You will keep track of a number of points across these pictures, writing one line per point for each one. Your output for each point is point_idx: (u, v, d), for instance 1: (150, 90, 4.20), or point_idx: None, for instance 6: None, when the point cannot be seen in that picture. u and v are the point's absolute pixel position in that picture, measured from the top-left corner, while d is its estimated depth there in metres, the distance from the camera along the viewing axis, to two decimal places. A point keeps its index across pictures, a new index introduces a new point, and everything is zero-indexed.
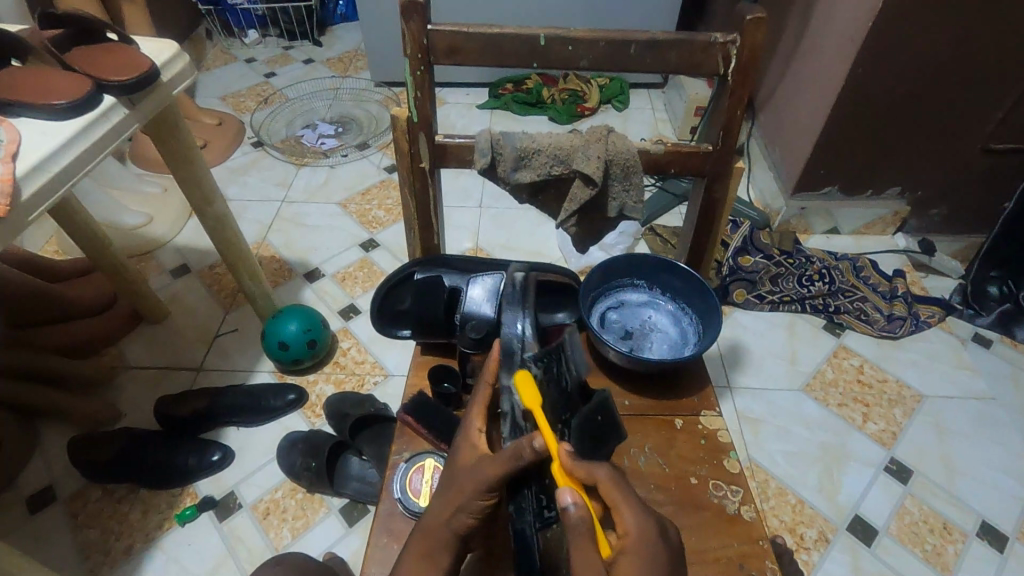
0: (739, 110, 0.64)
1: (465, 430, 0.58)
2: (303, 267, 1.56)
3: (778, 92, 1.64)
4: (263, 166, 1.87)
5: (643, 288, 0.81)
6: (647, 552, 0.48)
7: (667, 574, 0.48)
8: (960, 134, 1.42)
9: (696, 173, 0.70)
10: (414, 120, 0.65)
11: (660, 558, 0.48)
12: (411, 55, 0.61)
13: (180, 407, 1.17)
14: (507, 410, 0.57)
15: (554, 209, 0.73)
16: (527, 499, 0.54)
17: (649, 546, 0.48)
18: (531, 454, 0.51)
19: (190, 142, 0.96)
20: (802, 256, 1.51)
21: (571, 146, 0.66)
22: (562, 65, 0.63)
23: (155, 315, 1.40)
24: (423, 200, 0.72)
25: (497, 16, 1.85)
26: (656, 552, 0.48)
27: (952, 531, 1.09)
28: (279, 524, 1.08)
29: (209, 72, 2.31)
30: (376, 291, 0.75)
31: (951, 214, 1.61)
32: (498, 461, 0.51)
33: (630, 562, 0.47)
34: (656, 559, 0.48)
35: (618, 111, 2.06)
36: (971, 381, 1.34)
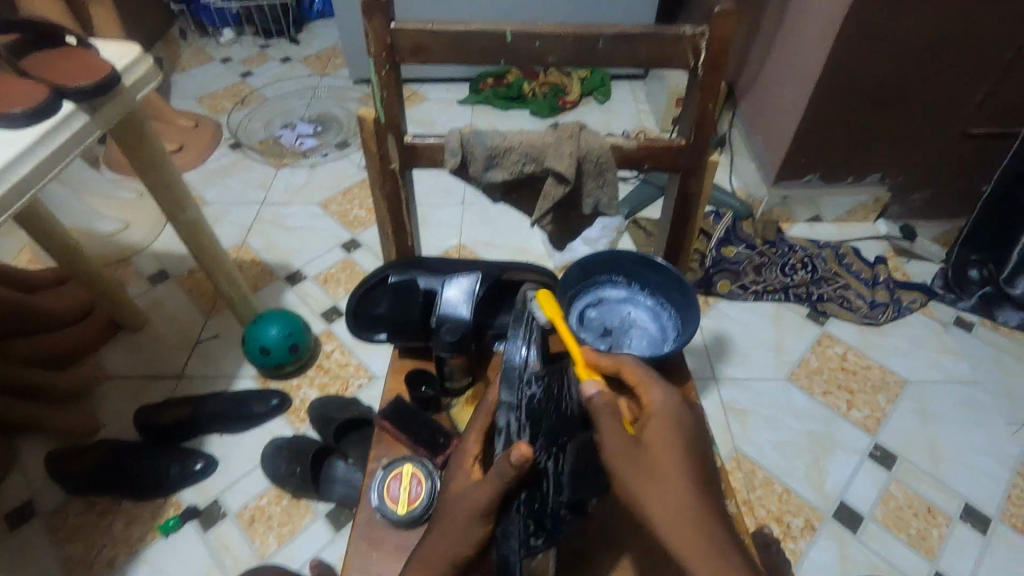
0: (711, 103, 0.63)
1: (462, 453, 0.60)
2: (284, 269, 1.54)
3: (758, 81, 1.64)
4: (242, 167, 1.84)
5: (622, 284, 0.80)
6: (671, 419, 0.56)
7: (693, 442, 0.55)
8: (938, 120, 1.42)
9: (670, 167, 0.69)
10: (383, 121, 0.64)
11: (684, 424, 0.56)
12: (376, 54, 0.60)
13: (159, 416, 1.16)
14: (503, 426, 0.59)
15: (529, 207, 0.72)
16: (516, 524, 0.54)
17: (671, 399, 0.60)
18: (512, 470, 0.51)
19: (159, 147, 0.94)
20: (785, 245, 1.50)
21: (543, 144, 0.65)
22: (530, 61, 0.62)
23: (134, 322, 1.37)
24: (395, 202, 0.71)
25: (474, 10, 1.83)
26: (676, 417, 0.56)
27: (936, 514, 1.10)
28: (265, 531, 1.07)
29: (184, 72, 2.26)
30: (351, 295, 0.73)
31: (931, 199, 1.62)
32: (489, 483, 0.53)
33: (655, 428, 0.55)
34: (681, 427, 0.56)
35: (599, 103, 2.05)
36: (953, 365, 1.35)
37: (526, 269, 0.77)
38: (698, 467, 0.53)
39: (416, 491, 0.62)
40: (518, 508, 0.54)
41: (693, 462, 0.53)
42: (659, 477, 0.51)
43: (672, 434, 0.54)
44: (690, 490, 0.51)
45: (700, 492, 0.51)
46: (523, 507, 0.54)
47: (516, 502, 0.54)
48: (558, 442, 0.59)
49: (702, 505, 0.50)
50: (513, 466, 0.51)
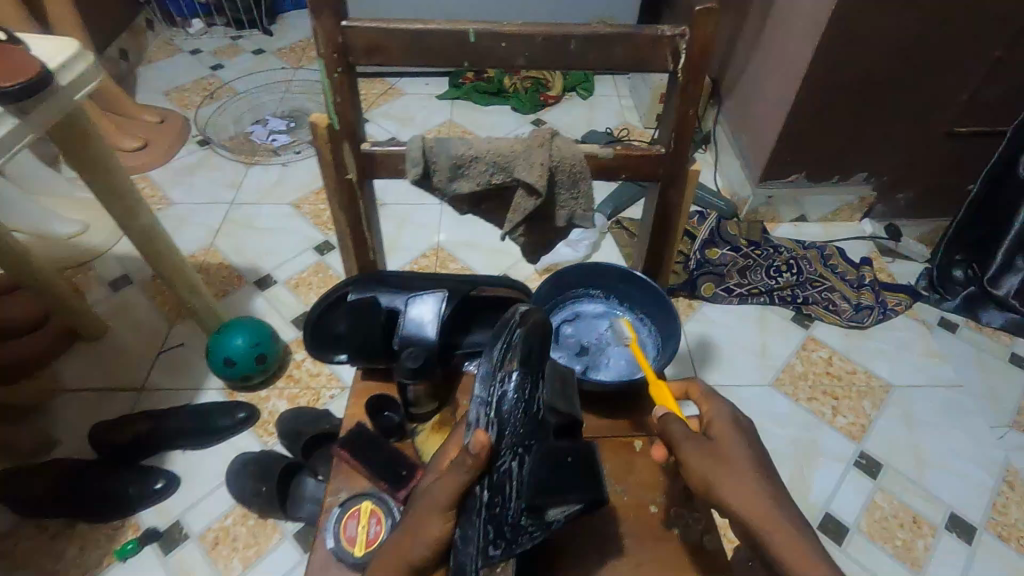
0: (692, 109, 0.59)
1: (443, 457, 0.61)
2: (254, 273, 1.48)
3: (743, 77, 1.60)
4: (211, 166, 1.77)
5: (600, 297, 0.77)
6: (737, 426, 0.56)
7: (757, 446, 0.55)
8: (924, 119, 1.39)
9: (649, 177, 0.65)
10: (337, 128, 0.59)
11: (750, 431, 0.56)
12: (326, 55, 0.54)
13: (114, 434, 1.09)
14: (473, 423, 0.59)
15: (499, 219, 0.67)
16: (475, 526, 0.54)
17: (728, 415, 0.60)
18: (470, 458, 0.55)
19: (104, 151, 0.87)
20: (770, 246, 1.48)
21: (511, 152, 0.60)
22: (496, 63, 0.57)
23: (92, 332, 1.31)
24: (354, 213, 0.66)
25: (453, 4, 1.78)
26: (737, 422, 0.57)
27: (921, 524, 1.08)
28: (229, 554, 1.02)
29: (150, 64, 2.17)
30: (307, 314, 0.68)
31: (917, 198, 1.60)
32: (449, 476, 0.56)
33: (720, 428, 0.56)
34: (745, 431, 0.56)
35: (582, 99, 2.00)
36: (938, 368, 1.33)
37: (497, 283, 0.72)
38: (762, 466, 0.54)
39: (375, 531, 0.58)
40: (478, 510, 0.55)
41: (758, 461, 0.54)
42: (727, 466, 0.52)
43: (736, 435, 0.55)
44: (760, 482, 0.51)
45: (769, 486, 0.51)
46: (482, 509, 0.54)
47: (475, 502, 0.55)
48: (525, 445, 0.56)
49: (772, 495, 0.50)
50: (471, 455, 0.55)
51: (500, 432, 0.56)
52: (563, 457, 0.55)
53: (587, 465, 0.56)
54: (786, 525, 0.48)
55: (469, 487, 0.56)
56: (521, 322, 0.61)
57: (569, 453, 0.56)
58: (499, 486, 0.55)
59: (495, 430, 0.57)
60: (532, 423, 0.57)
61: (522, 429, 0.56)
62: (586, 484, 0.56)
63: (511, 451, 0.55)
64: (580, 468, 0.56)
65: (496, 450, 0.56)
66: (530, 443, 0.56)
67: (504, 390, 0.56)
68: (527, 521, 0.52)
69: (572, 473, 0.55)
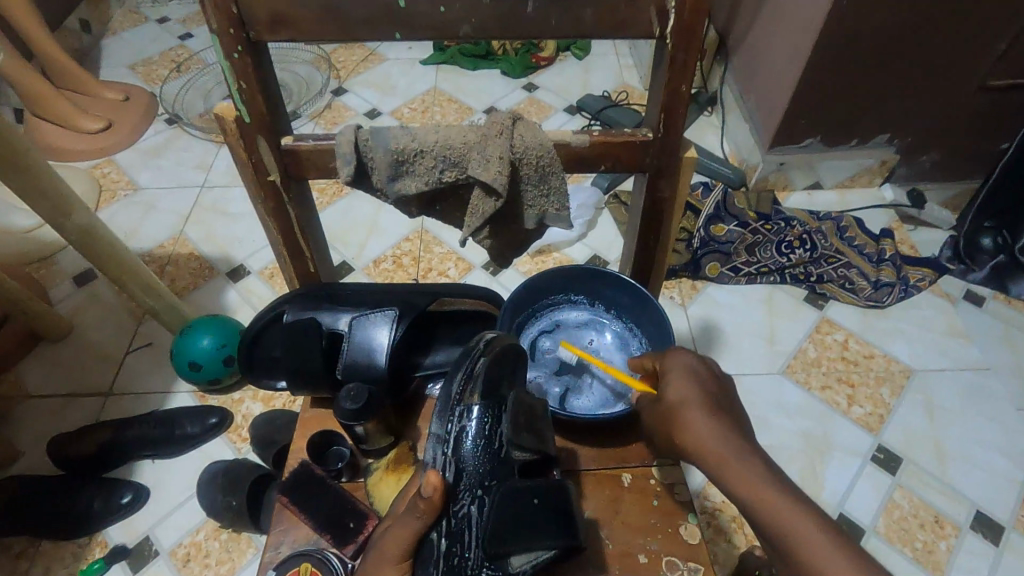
0: (684, 85, 0.47)
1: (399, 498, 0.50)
2: (226, 264, 1.38)
3: (753, 30, 1.44)
4: (179, 146, 1.65)
5: (583, 304, 0.67)
6: (691, 374, 0.50)
7: (717, 387, 0.50)
8: (956, 73, 1.25)
9: (633, 167, 0.54)
10: (248, 121, 0.48)
11: (706, 373, 0.51)
12: (220, 31, 0.43)
13: (76, 446, 1.02)
14: (427, 461, 0.47)
15: (457, 221, 0.56)
16: None
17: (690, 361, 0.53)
18: (424, 505, 0.44)
19: (20, 145, 0.77)
20: (781, 219, 1.34)
21: (463, 143, 0.49)
22: (436, 33, 0.45)
23: (55, 333, 1.23)
24: (286, 219, 0.56)
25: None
26: (697, 368, 0.51)
27: (944, 524, 1.00)
28: (201, 571, 0.96)
29: (115, 36, 2.03)
30: (241, 335, 0.59)
31: (943, 160, 1.46)
32: (400, 524, 0.45)
33: (674, 380, 0.50)
34: (700, 374, 0.51)
35: (577, 59, 1.84)
36: (965, 350, 1.22)
37: (461, 294, 0.63)
38: (718, 405, 0.49)
39: None
40: (434, 564, 0.45)
41: (713, 403, 0.49)
42: (683, 420, 0.48)
43: (692, 385, 0.49)
44: (717, 426, 0.47)
45: (731, 426, 0.47)
46: (440, 561, 0.45)
47: (432, 552, 0.45)
48: (486, 486, 0.47)
49: (730, 435, 0.46)
50: (424, 500, 0.44)
51: (458, 471, 0.46)
52: (530, 500, 0.47)
53: (558, 504, 0.49)
54: (746, 464, 0.45)
55: (423, 536, 0.45)
56: (486, 350, 0.50)
57: (537, 494, 0.48)
58: (457, 533, 0.45)
59: (453, 471, 0.46)
60: (495, 461, 0.48)
61: (482, 469, 0.47)
62: (557, 528, 0.48)
63: (469, 494, 0.46)
64: (550, 511, 0.48)
65: (452, 492, 0.46)
66: (491, 484, 0.47)
67: (463, 426, 0.47)
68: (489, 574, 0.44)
69: (541, 518, 0.47)
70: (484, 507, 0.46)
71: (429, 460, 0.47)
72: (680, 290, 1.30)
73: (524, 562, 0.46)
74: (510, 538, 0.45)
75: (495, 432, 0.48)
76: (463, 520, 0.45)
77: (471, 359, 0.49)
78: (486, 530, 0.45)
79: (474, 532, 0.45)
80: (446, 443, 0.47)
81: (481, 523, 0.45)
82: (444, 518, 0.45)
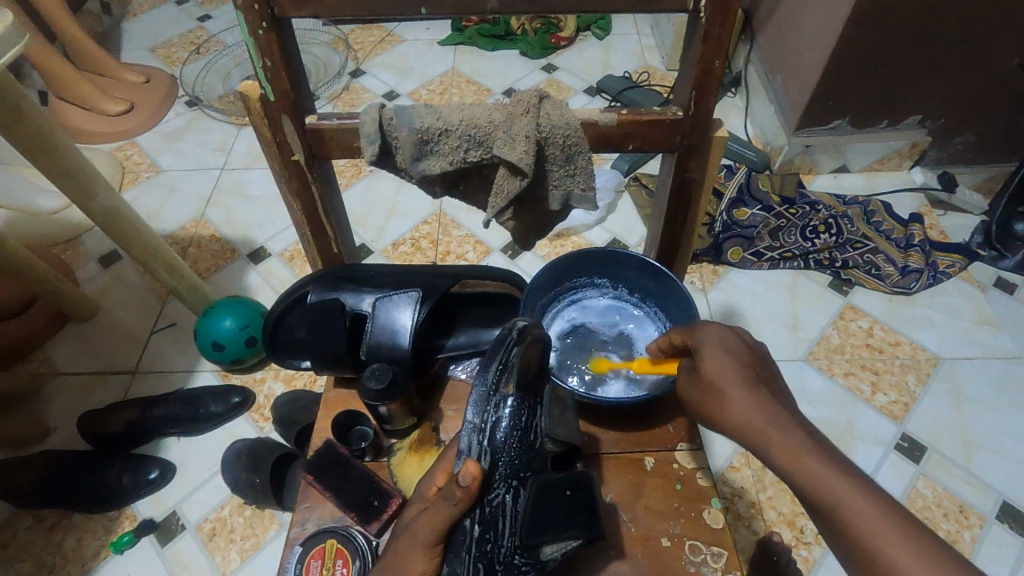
0: (717, 61, 0.46)
1: (427, 485, 0.50)
2: (246, 246, 1.39)
3: (781, 7, 1.40)
4: (199, 129, 1.66)
5: (607, 287, 0.66)
6: (726, 349, 0.49)
7: (750, 359, 0.49)
8: (994, 52, 1.20)
9: (662, 146, 0.53)
10: (272, 100, 0.48)
11: (740, 347, 0.50)
12: (244, 7, 0.42)
13: (106, 423, 1.05)
14: (462, 448, 0.47)
15: (481, 202, 0.56)
16: (464, 565, 0.45)
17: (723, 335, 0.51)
18: (461, 494, 0.44)
19: (48, 127, 0.77)
20: (806, 204, 1.32)
21: (489, 122, 0.48)
22: (462, 9, 0.44)
23: (82, 312, 1.26)
24: (309, 200, 0.56)
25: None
26: (732, 344, 0.50)
27: (969, 514, 0.99)
28: (226, 546, 0.98)
29: (134, 18, 2.03)
30: (265, 316, 0.59)
31: (977, 142, 1.41)
32: (434, 510, 0.45)
33: (708, 355, 0.49)
34: (734, 348, 0.49)
35: (598, 39, 1.81)
36: (995, 338, 1.19)
37: (484, 275, 0.62)
38: (757, 380, 0.47)
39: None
40: (467, 547, 0.46)
41: (750, 376, 0.48)
42: (720, 395, 0.47)
43: (729, 361, 0.48)
44: (759, 401, 0.45)
45: (767, 394, 0.46)
46: (472, 548, 0.45)
47: (464, 539, 0.46)
48: (521, 476, 0.47)
49: (772, 407, 0.45)
50: (461, 488, 0.44)
51: (494, 461, 0.46)
52: (562, 491, 0.49)
53: (586, 499, 0.51)
54: (791, 437, 0.43)
55: (456, 523, 0.45)
56: (520, 338, 0.50)
57: (567, 487, 0.50)
58: (492, 523, 0.45)
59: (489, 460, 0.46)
60: (529, 452, 0.48)
61: (517, 460, 0.47)
62: (584, 520, 0.49)
63: (505, 484, 0.46)
64: (579, 501, 0.50)
65: (488, 482, 0.46)
66: (526, 475, 0.48)
67: (500, 416, 0.47)
68: (521, 560, 0.45)
69: (571, 508, 0.49)
70: (519, 497, 0.47)
71: (465, 448, 0.47)
72: (702, 276, 1.29)
73: (555, 551, 0.47)
74: (543, 527, 0.47)
75: (529, 424, 0.48)
76: (497, 507, 0.46)
77: (505, 350, 0.49)
78: (521, 519, 0.46)
79: (510, 520, 0.45)
80: (483, 432, 0.46)
81: (516, 511, 0.46)
82: (479, 506, 0.46)
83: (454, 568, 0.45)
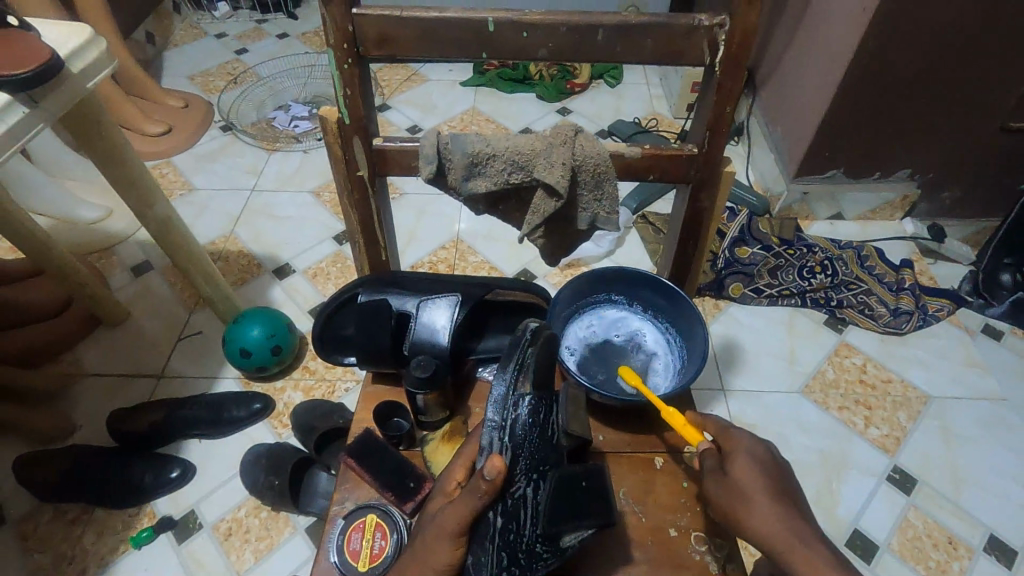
0: (728, 107, 0.54)
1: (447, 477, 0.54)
2: (272, 262, 1.47)
3: (782, 64, 1.52)
4: (232, 152, 1.76)
5: (623, 304, 0.73)
6: (756, 451, 0.56)
7: (778, 470, 0.55)
8: (977, 113, 1.31)
9: (679, 179, 0.61)
10: (347, 122, 0.56)
11: (767, 455, 0.56)
12: (336, 46, 0.51)
13: (133, 421, 1.10)
14: (485, 445, 0.52)
15: (517, 220, 0.63)
16: (489, 553, 0.50)
17: (750, 441, 0.57)
18: (487, 487, 0.48)
19: (120, 139, 0.85)
20: (803, 245, 1.40)
21: (531, 150, 0.56)
22: (516, 55, 0.53)
23: (113, 318, 1.31)
24: (366, 211, 0.63)
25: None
26: (757, 453, 0.56)
27: (957, 545, 1.03)
28: (241, 546, 1.02)
29: (176, 48, 2.17)
30: (317, 315, 0.66)
31: (964, 197, 1.51)
32: (459, 503, 0.49)
33: (738, 460, 0.55)
34: (762, 453, 0.56)
35: (610, 87, 1.93)
36: (982, 381, 1.25)
37: (514, 287, 0.69)
38: (782, 491, 0.54)
39: (380, 546, 0.55)
40: (491, 536, 0.50)
41: (775, 486, 0.54)
42: (748, 501, 0.52)
43: (757, 470, 0.54)
44: (782, 514, 0.51)
45: (795, 512, 0.52)
46: (496, 537, 0.50)
47: (489, 529, 0.50)
48: (540, 472, 0.53)
49: (793, 523, 0.51)
50: (486, 482, 0.48)
51: (517, 457, 0.51)
52: (578, 483, 0.53)
53: (600, 488, 0.55)
54: (812, 552, 0.49)
55: (480, 514, 0.50)
56: (533, 340, 0.56)
57: (583, 478, 0.54)
58: (514, 513, 0.50)
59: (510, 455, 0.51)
60: (546, 447, 0.54)
61: (536, 455, 0.53)
62: (601, 508, 0.53)
63: (525, 477, 0.52)
64: (594, 490, 0.54)
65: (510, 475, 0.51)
66: (545, 469, 0.53)
67: (518, 412, 0.52)
68: (542, 547, 0.50)
69: (586, 498, 0.53)
70: (540, 489, 0.52)
71: (489, 447, 0.52)
72: (704, 309, 1.35)
73: (573, 537, 0.51)
74: (562, 515, 0.51)
75: (546, 422, 0.54)
76: (518, 499, 0.50)
77: (521, 354, 0.55)
78: (542, 508, 0.51)
79: (531, 510, 0.50)
80: (506, 432, 0.51)
81: (537, 502, 0.51)
82: (502, 499, 0.50)
83: (479, 556, 0.49)
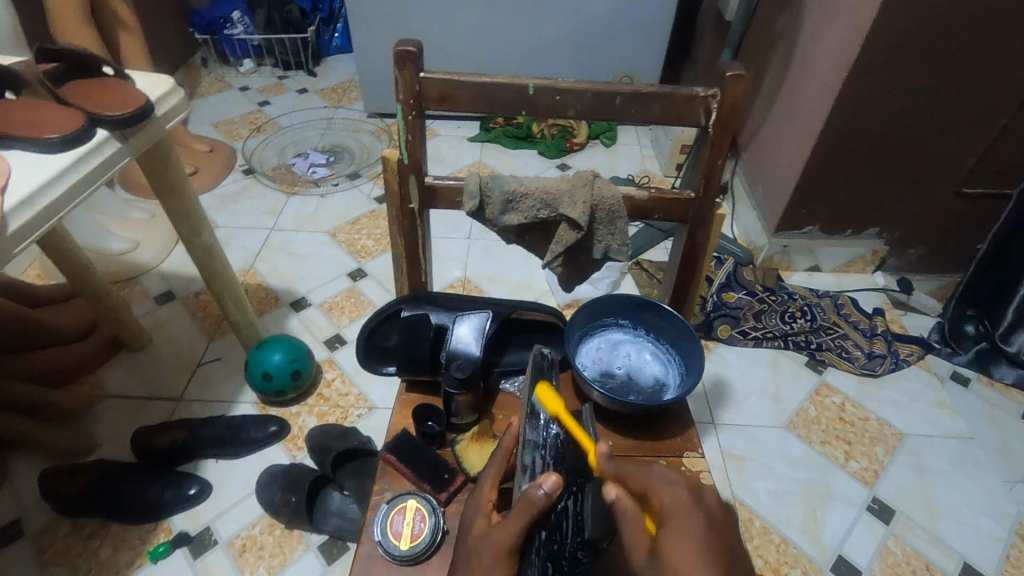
0: (720, 159, 0.66)
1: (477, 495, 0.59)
2: (289, 295, 1.55)
3: (761, 132, 1.69)
4: (253, 194, 1.87)
5: (628, 327, 0.83)
6: (687, 517, 0.52)
7: (716, 542, 0.51)
8: (934, 179, 1.47)
9: (680, 219, 0.73)
10: (405, 162, 0.67)
11: (701, 521, 0.52)
12: (403, 101, 0.63)
13: (156, 439, 1.15)
14: (527, 465, 0.59)
15: (541, 250, 0.74)
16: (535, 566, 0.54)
17: (685, 516, 0.52)
18: (542, 500, 0.52)
19: (182, 174, 0.96)
20: (784, 293, 1.52)
21: (558, 190, 0.67)
22: (549, 113, 0.65)
23: (136, 342, 1.38)
24: (412, 237, 0.74)
25: (508, 51, 2.01)
26: (694, 521, 0.52)
27: (934, 572, 1.10)
28: (255, 562, 1.06)
29: (202, 99, 2.32)
30: (361, 328, 0.75)
31: (928, 254, 1.65)
32: (512, 520, 0.53)
33: (672, 536, 0.51)
34: (694, 520, 0.52)
35: (606, 147, 2.10)
36: (951, 420, 1.35)
37: (534, 309, 0.78)
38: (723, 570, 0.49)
39: (419, 528, 0.62)
40: (536, 548, 0.55)
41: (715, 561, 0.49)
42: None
43: (688, 539, 0.50)
44: None
45: None
46: (541, 550, 0.55)
47: (535, 543, 0.55)
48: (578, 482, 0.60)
49: None
50: (544, 494, 0.52)
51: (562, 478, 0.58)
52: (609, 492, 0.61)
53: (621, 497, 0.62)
54: None
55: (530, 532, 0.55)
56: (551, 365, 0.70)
57: None
58: (556, 526, 0.56)
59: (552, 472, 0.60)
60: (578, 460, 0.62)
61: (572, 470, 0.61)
62: None
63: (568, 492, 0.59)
64: None
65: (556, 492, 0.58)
66: (580, 481, 0.61)
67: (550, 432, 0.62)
68: (585, 554, 0.56)
69: None
70: (579, 499, 0.59)
71: (531, 467, 0.59)
72: None
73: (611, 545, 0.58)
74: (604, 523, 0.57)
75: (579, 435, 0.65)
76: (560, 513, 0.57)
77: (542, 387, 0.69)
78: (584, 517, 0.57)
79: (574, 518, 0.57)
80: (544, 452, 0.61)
81: (578, 511, 0.58)
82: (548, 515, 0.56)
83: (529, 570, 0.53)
